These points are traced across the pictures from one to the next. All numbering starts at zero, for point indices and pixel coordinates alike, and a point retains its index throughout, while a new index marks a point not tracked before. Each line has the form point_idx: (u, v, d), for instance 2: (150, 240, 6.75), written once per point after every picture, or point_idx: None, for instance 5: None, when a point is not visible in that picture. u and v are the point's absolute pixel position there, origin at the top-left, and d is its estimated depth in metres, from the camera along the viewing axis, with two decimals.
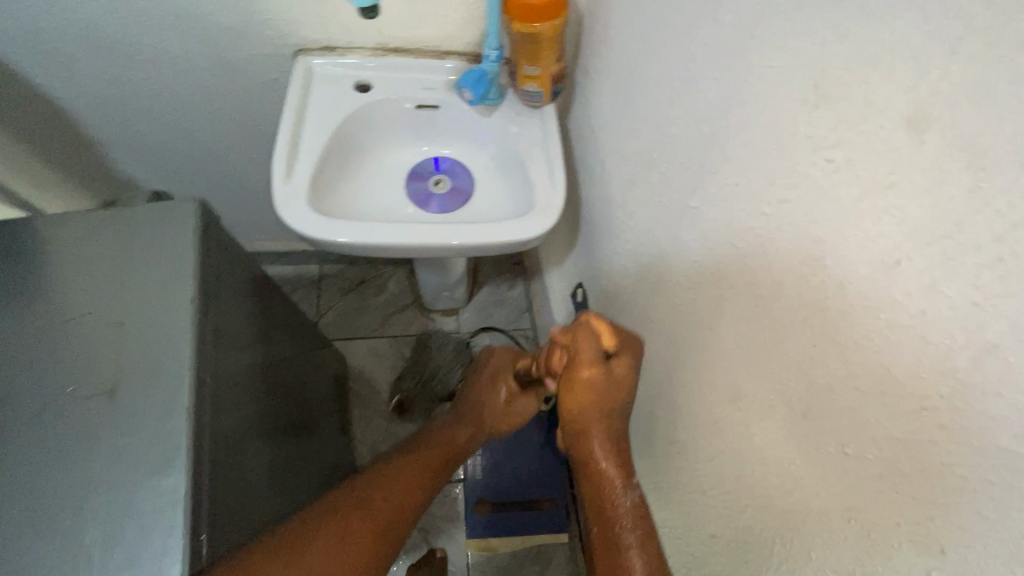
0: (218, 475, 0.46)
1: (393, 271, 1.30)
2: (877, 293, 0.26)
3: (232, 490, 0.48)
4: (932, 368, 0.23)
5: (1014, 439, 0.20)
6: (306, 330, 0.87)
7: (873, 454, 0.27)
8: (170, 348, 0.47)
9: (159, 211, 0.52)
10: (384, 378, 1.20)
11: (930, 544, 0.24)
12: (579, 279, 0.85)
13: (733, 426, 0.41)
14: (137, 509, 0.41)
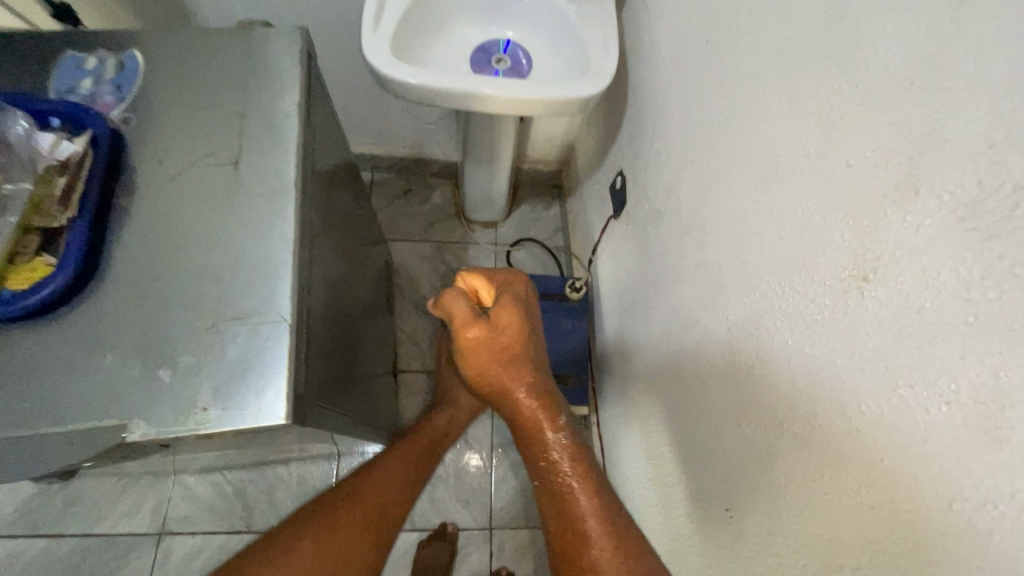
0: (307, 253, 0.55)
1: (439, 183, 1.38)
2: (894, 7, 0.32)
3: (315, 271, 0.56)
4: (927, 44, 0.30)
5: (978, 62, 0.27)
6: (343, 215, 0.95)
7: (870, 149, 0.34)
8: (280, 134, 0.55)
9: (272, 32, 0.60)
10: (426, 278, 1.30)
11: (906, 194, 0.31)
12: (621, 169, 0.91)
13: (757, 207, 0.47)
14: (252, 247, 0.50)
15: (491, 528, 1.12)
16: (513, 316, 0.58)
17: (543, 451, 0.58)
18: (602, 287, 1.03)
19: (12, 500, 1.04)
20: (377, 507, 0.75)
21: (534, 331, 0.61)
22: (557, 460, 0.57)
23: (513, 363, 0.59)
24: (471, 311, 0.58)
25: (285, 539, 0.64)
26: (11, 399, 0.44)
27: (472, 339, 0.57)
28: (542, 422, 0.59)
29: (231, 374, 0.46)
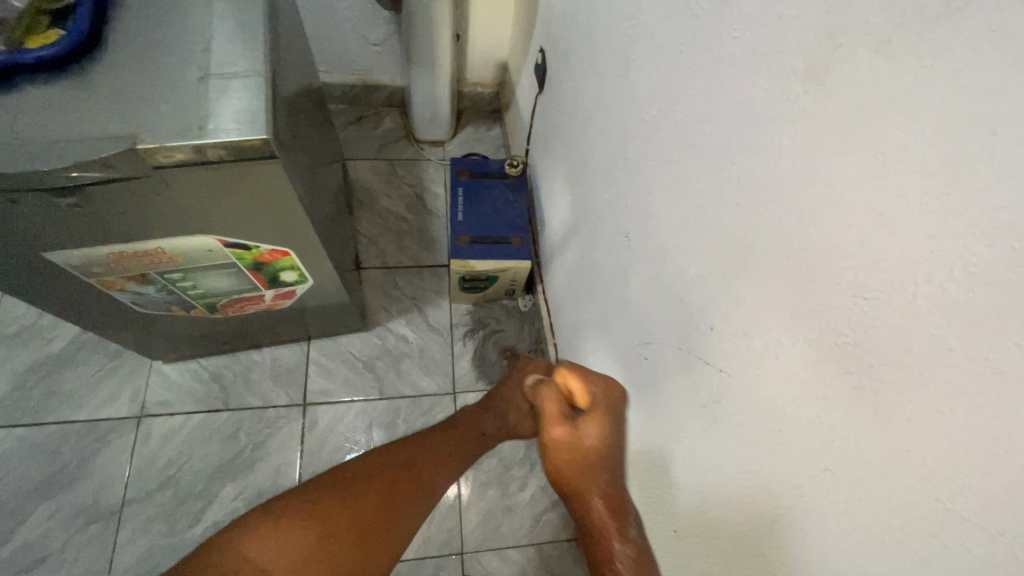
0: (275, 44, 0.67)
1: (388, 110, 1.52)
2: None
3: (281, 66, 0.69)
4: None
5: None
6: (304, 101, 1.06)
7: None
8: None
9: None
10: (382, 189, 1.42)
11: None
12: (541, 46, 1.08)
13: None
14: (232, 25, 0.63)
15: (454, 393, 1.22)
16: (598, 430, 0.67)
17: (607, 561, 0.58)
18: (537, 163, 1.19)
19: None
20: (410, 490, 0.58)
21: (615, 430, 0.70)
22: (618, 570, 0.57)
23: (590, 469, 0.64)
24: (560, 413, 0.68)
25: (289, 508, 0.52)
26: (39, 121, 0.54)
27: (556, 436, 0.66)
28: (610, 529, 0.60)
29: (218, 106, 0.58)
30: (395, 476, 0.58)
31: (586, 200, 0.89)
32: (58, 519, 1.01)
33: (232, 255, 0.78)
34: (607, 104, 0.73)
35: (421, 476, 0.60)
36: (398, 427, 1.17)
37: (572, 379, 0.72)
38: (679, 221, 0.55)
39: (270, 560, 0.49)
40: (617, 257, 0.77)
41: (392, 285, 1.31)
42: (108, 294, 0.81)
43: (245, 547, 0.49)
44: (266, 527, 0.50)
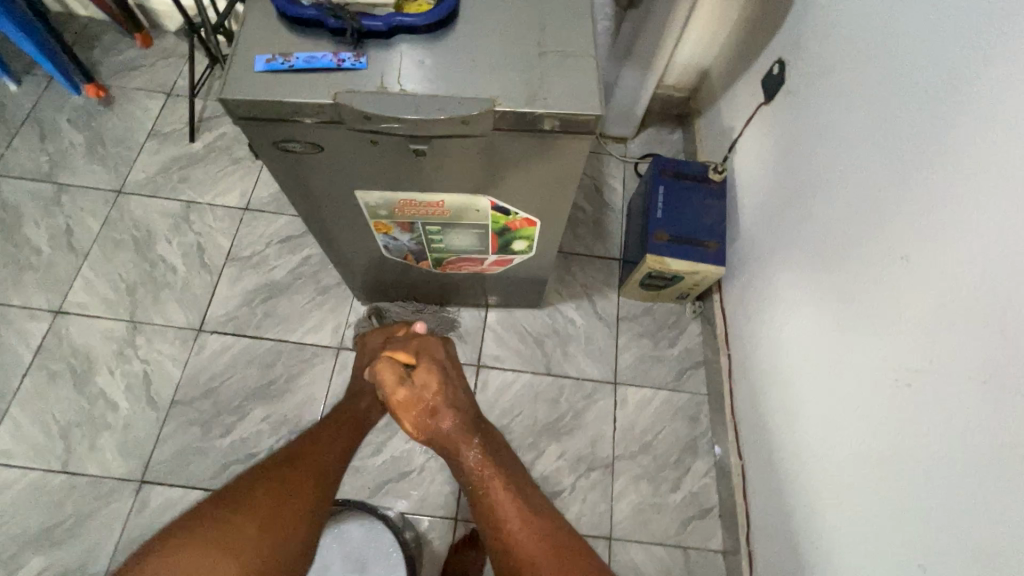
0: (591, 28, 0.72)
1: None
2: None
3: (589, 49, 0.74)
4: None
5: None
6: None
7: None
8: None
9: None
10: None
11: None
12: (779, 57, 1.08)
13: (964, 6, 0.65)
14: (567, 9, 0.69)
15: (615, 384, 1.25)
16: (428, 376, 0.82)
17: (463, 472, 0.70)
18: (742, 172, 1.19)
19: (223, 306, 1.24)
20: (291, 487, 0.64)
21: (451, 375, 0.85)
22: (476, 466, 0.69)
23: (436, 409, 0.78)
24: (397, 378, 0.80)
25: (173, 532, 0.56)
26: (416, 78, 0.62)
27: (402, 397, 0.79)
28: (463, 446, 0.73)
29: (557, 81, 0.64)
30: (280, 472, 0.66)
31: (825, 221, 0.90)
32: (268, 423, 1.15)
33: (490, 217, 0.84)
34: (915, 120, 0.72)
35: (313, 471, 0.68)
36: (560, 405, 1.22)
37: (401, 346, 0.89)
38: (1021, 258, 0.56)
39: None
40: (887, 273, 0.75)
41: (565, 269, 1.36)
42: (371, 234, 0.91)
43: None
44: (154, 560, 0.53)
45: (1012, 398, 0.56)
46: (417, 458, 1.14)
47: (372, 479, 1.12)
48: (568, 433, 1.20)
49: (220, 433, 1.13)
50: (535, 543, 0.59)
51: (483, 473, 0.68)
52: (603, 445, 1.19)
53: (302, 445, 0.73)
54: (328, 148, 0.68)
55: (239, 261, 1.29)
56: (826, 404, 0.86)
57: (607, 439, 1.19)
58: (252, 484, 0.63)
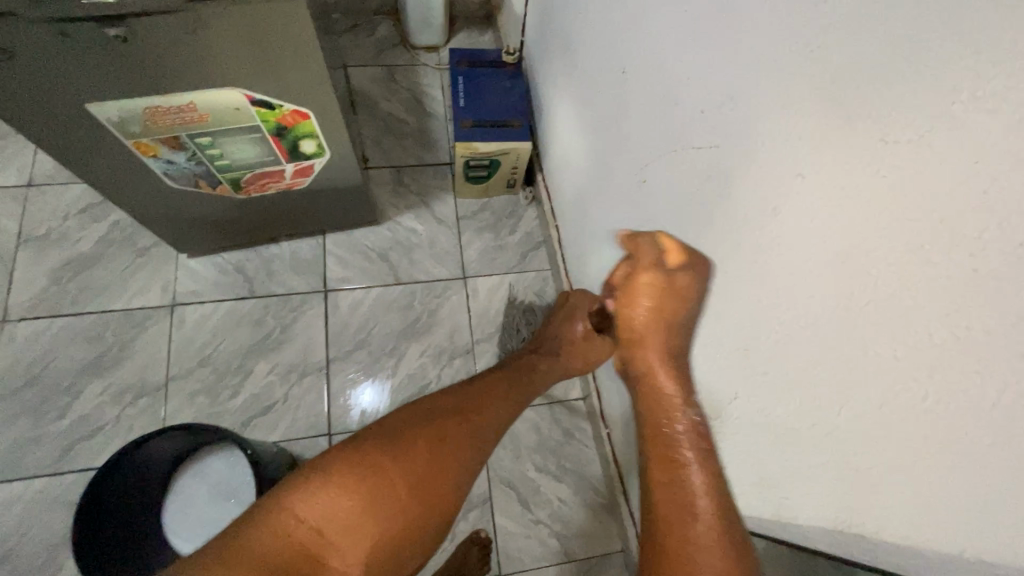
0: None
1: (382, 19, 1.54)
2: None
3: None
4: None
5: None
6: None
7: None
8: None
9: None
10: (381, 95, 1.46)
11: None
12: None
13: None
14: None
15: (465, 278, 1.30)
16: (689, 281, 0.63)
17: (666, 421, 0.59)
18: (531, 50, 1.24)
19: (27, 292, 1.14)
20: (452, 449, 0.58)
21: (684, 309, 0.64)
22: (677, 435, 0.58)
23: (665, 326, 0.64)
24: (654, 259, 0.68)
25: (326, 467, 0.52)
26: None
27: (647, 279, 0.65)
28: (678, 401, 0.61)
29: None
30: (424, 433, 0.58)
31: (581, 64, 0.94)
32: (109, 394, 1.09)
33: (257, 116, 0.83)
34: (612, 17, 0.78)
35: (460, 435, 0.60)
36: (414, 308, 1.25)
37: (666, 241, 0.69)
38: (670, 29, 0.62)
39: (322, 518, 0.50)
40: (618, 96, 0.80)
41: (398, 183, 1.37)
42: (139, 160, 0.86)
43: (295, 511, 0.49)
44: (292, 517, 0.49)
45: (704, 268, 0.62)
46: (279, 390, 1.14)
47: (235, 419, 1.12)
48: (426, 332, 1.24)
49: (57, 416, 1.06)
50: (721, 558, 0.46)
51: (683, 455, 0.55)
52: (462, 335, 1.25)
53: (466, 399, 0.65)
54: (20, 54, 0.63)
55: (34, 242, 1.18)
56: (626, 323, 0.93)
57: (464, 328, 1.25)
58: (404, 435, 0.56)
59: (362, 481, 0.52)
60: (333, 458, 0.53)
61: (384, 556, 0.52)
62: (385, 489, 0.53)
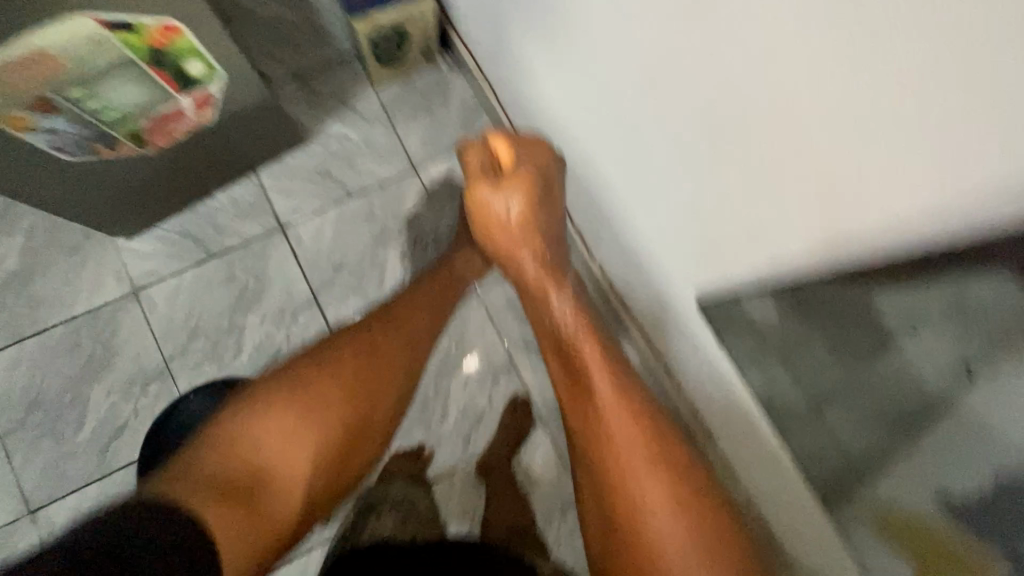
0: None
1: None
2: None
3: None
4: None
5: None
6: None
7: None
8: None
9: None
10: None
11: None
12: None
13: None
14: None
15: (416, 169, 1.25)
16: (514, 196, 0.73)
17: (553, 314, 0.77)
18: None
19: None
20: (361, 382, 0.77)
21: (542, 200, 0.75)
22: (563, 320, 0.77)
23: (529, 232, 0.75)
24: (482, 169, 0.75)
25: (261, 396, 0.71)
26: None
27: (479, 187, 0.75)
28: (554, 289, 0.77)
29: None
30: (326, 361, 0.77)
31: None
32: (115, 392, 1.08)
33: (123, 46, 0.72)
34: None
35: (370, 360, 0.79)
36: (377, 215, 1.21)
37: (498, 141, 0.76)
38: None
39: (256, 443, 0.68)
40: None
41: (308, 91, 1.24)
42: (18, 137, 0.77)
43: (237, 431, 0.68)
44: (257, 417, 0.69)
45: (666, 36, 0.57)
46: (279, 335, 1.14)
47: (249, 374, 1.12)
48: (399, 233, 1.21)
49: (76, 428, 1.06)
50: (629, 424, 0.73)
51: (580, 346, 0.76)
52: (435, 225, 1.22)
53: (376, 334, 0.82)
54: None
55: None
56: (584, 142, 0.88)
57: (434, 218, 1.23)
58: (314, 364, 0.76)
59: (285, 405, 0.71)
60: (256, 395, 0.72)
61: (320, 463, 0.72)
62: (304, 410, 0.72)
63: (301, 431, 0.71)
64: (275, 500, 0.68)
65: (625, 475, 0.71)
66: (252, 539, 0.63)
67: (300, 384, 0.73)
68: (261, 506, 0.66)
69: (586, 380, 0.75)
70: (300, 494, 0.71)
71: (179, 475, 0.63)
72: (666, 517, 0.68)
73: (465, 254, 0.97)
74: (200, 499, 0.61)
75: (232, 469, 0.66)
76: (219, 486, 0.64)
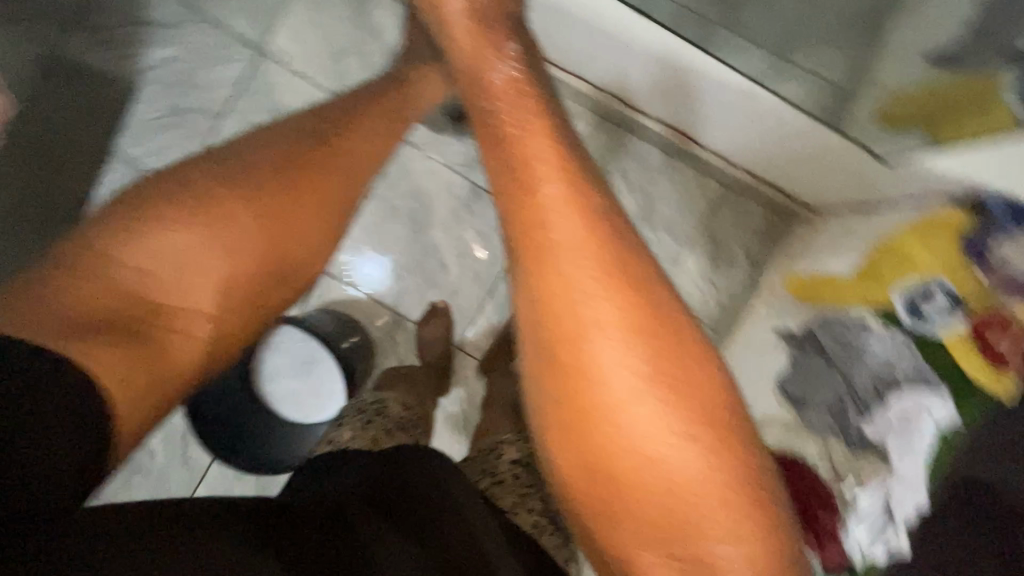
0: None
1: None
2: None
3: None
4: None
5: None
6: None
7: None
8: None
9: None
10: None
11: None
12: None
13: None
14: None
15: (262, 50, 1.07)
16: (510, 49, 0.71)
17: (531, 190, 0.63)
18: None
19: None
20: (279, 239, 0.72)
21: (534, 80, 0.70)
22: (544, 204, 0.62)
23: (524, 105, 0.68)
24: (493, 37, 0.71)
25: (195, 199, 0.68)
26: None
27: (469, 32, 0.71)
28: (551, 159, 0.64)
29: None
30: (269, 188, 0.71)
31: None
32: None
33: None
34: None
35: (293, 204, 0.72)
36: (257, 121, 1.08)
37: None
38: None
39: (162, 254, 0.65)
40: None
41: (94, 32, 1.03)
42: None
43: (125, 262, 0.63)
44: (164, 233, 0.65)
45: None
46: None
47: None
48: (289, 127, 1.08)
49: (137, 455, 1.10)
50: (609, 308, 0.59)
51: (540, 225, 0.61)
52: (319, 97, 1.08)
53: (309, 157, 0.74)
54: None
55: None
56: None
57: (313, 90, 1.08)
58: (249, 172, 0.71)
59: (207, 216, 0.68)
60: (196, 176, 0.71)
61: (220, 311, 0.68)
62: (222, 227, 0.68)
63: (210, 260, 0.67)
64: (172, 342, 0.64)
65: (571, 326, 0.59)
66: (143, 369, 0.60)
67: (205, 206, 0.68)
68: (150, 342, 0.62)
69: (534, 225, 0.62)
70: (198, 343, 0.66)
71: (17, 320, 0.55)
72: (626, 359, 0.58)
73: (425, 75, 0.85)
74: (67, 339, 0.55)
75: (129, 292, 0.63)
76: (110, 321, 0.60)
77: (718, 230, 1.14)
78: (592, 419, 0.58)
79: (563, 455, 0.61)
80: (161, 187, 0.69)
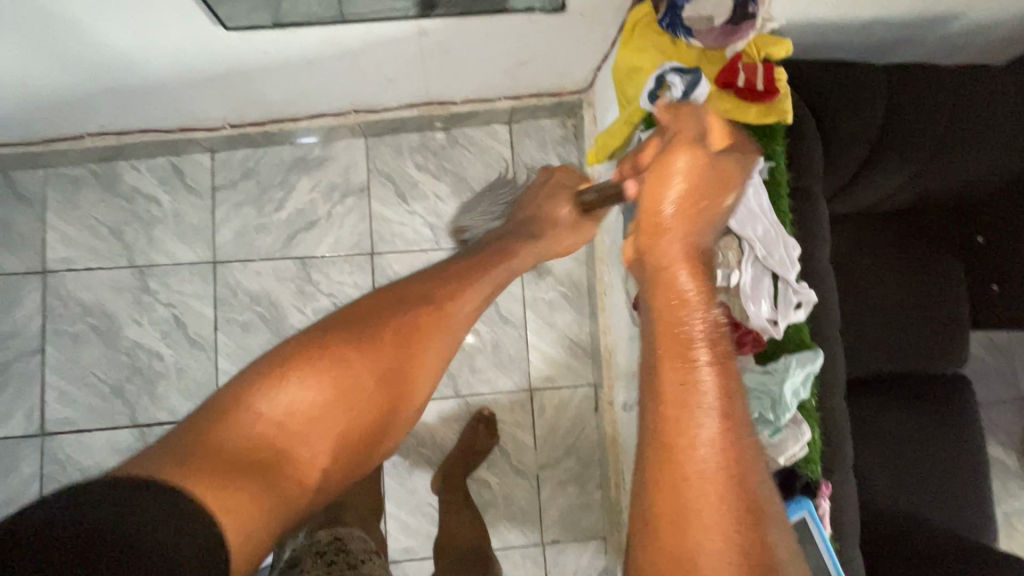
0: None
1: None
2: None
3: None
4: None
5: None
6: None
7: None
8: None
9: None
10: None
11: None
12: None
13: None
14: None
15: (46, 271, 1.08)
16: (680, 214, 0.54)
17: (692, 344, 0.48)
18: None
19: None
20: (391, 396, 0.61)
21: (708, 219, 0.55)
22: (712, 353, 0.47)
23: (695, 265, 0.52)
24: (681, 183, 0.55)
25: (323, 344, 0.58)
26: None
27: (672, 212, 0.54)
28: (691, 308, 0.50)
29: None
30: (387, 332, 0.61)
31: None
32: None
33: None
34: None
35: (405, 370, 0.61)
36: (77, 332, 1.08)
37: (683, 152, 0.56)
38: None
39: (288, 410, 0.53)
40: None
41: None
42: None
43: (253, 403, 0.52)
44: (287, 382, 0.54)
45: None
46: None
47: None
48: (109, 318, 1.08)
49: None
50: (714, 457, 0.43)
51: (702, 382, 0.46)
52: (120, 277, 1.09)
53: (449, 299, 0.66)
54: None
55: None
56: (37, 64, 0.78)
57: (112, 275, 1.09)
58: (377, 319, 0.62)
59: (336, 369, 0.57)
60: (329, 333, 0.59)
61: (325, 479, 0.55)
62: (347, 376, 0.57)
63: (333, 407, 0.56)
64: (285, 491, 0.50)
65: (692, 500, 0.42)
66: (267, 521, 0.47)
67: (334, 355, 0.57)
68: (274, 484, 0.49)
69: (692, 383, 0.46)
70: (307, 495, 0.53)
71: (170, 454, 0.45)
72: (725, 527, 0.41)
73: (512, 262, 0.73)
74: (202, 476, 0.44)
75: (251, 444, 0.50)
76: (235, 457, 0.48)
77: (528, 157, 1.17)
78: (688, 491, 0.42)
79: (644, 549, 0.42)
80: (306, 335, 0.59)
